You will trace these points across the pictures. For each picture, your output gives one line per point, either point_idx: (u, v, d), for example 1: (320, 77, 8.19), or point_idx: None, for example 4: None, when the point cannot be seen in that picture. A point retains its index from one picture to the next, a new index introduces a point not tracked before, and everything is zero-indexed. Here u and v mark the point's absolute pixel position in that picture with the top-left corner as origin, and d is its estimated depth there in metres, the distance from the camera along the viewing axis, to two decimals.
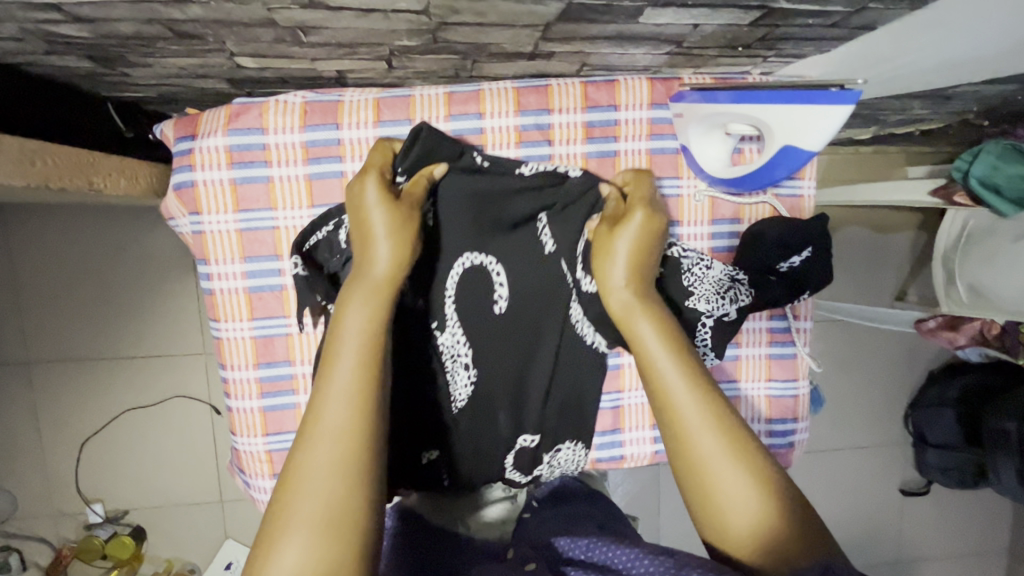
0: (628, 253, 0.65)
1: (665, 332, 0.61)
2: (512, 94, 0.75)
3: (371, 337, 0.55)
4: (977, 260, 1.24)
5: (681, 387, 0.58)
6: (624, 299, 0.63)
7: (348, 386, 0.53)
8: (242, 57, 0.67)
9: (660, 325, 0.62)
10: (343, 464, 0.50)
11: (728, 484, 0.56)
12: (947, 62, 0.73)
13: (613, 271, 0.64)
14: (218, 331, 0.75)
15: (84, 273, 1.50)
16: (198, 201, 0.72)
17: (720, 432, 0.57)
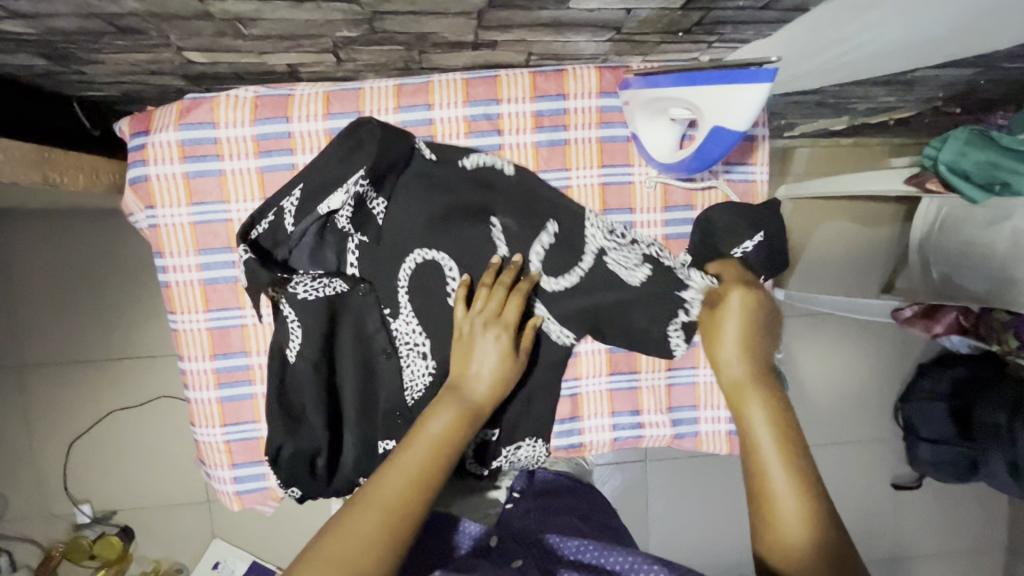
0: (741, 325, 0.69)
1: (770, 399, 0.64)
2: (461, 85, 0.76)
3: (446, 442, 0.63)
4: (952, 247, 1.23)
5: (770, 441, 0.61)
6: (736, 373, 0.67)
7: (430, 449, 0.61)
8: (190, 52, 0.68)
9: (766, 394, 0.64)
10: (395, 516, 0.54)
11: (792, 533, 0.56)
12: (892, 43, 0.73)
13: (727, 338, 0.69)
14: (175, 323, 0.76)
15: (71, 276, 1.53)
16: (151, 196, 0.73)
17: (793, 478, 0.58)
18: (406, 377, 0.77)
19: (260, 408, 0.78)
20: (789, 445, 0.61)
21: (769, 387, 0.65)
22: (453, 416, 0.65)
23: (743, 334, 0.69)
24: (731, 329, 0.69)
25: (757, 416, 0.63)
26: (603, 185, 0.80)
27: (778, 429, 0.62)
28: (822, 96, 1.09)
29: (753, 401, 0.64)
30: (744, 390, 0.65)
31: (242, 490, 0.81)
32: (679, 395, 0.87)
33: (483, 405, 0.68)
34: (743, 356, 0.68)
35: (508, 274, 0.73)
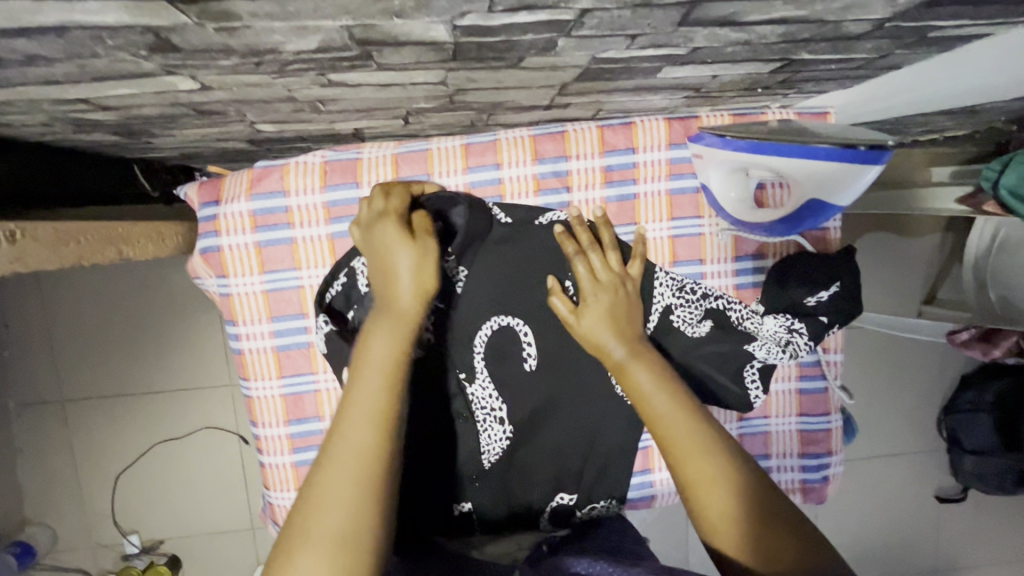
0: (609, 310, 0.68)
1: (653, 366, 0.64)
2: (529, 142, 0.75)
3: (399, 361, 0.56)
4: (1010, 269, 1.19)
5: (675, 412, 0.60)
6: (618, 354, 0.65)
7: (374, 414, 0.53)
8: (263, 124, 0.68)
9: (649, 363, 0.64)
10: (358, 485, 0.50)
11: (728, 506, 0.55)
12: (977, 89, 0.71)
13: (595, 325, 0.67)
14: (248, 390, 0.76)
15: (113, 312, 1.54)
16: (224, 265, 0.73)
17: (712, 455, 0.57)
18: (483, 441, 0.77)
19: None
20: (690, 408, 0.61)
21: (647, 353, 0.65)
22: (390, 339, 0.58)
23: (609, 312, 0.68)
24: (596, 318, 0.67)
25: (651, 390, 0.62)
26: (673, 237, 0.79)
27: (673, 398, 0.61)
28: (879, 124, 1.06)
29: (640, 372, 0.63)
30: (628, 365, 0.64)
31: None
32: (752, 445, 0.85)
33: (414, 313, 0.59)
34: (618, 334, 0.66)
35: (585, 232, 0.72)
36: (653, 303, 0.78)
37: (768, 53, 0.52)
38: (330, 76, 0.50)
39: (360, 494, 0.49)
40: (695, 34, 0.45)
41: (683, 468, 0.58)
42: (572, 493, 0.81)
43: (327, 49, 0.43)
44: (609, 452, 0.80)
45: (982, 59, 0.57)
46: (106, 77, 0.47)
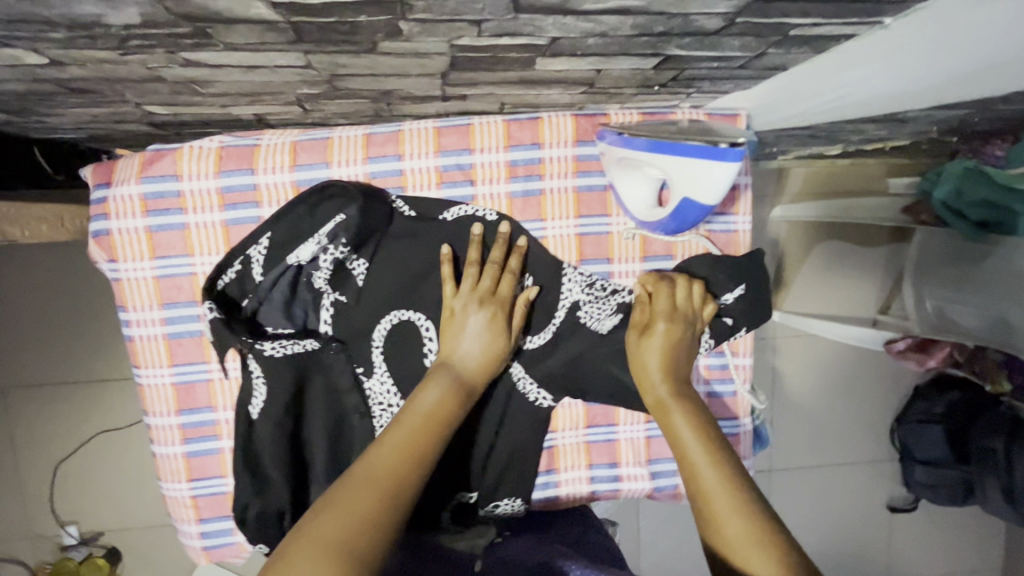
0: (662, 347, 0.70)
1: (690, 409, 0.66)
2: (432, 134, 0.74)
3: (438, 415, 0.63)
4: (947, 280, 1.20)
5: (698, 446, 0.62)
6: (658, 394, 0.68)
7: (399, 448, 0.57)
8: (151, 106, 0.66)
9: (689, 407, 0.66)
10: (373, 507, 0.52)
11: (737, 534, 0.54)
12: (879, 93, 0.70)
13: (647, 357, 0.70)
14: (140, 377, 0.77)
15: (52, 300, 1.51)
16: (114, 249, 0.73)
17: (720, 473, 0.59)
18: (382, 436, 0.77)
19: (227, 463, 0.80)
20: (711, 445, 0.62)
21: (688, 400, 0.67)
22: (443, 398, 0.65)
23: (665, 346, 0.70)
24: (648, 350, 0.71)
25: (682, 426, 0.64)
26: (580, 235, 0.79)
27: (706, 441, 0.62)
28: (813, 130, 1.06)
29: (675, 411, 0.66)
30: (667, 407, 0.67)
31: (208, 544, 0.83)
32: (659, 446, 0.86)
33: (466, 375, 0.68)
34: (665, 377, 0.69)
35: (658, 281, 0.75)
36: (562, 298, 0.78)
37: (635, 47, 0.51)
38: (182, 55, 0.49)
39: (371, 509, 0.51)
40: (543, 23, 0.45)
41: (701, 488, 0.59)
42: (474, 491, 0.81)
43: (154, 23, 0.42)
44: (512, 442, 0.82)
45: (861, 61, 0.57)
46: None
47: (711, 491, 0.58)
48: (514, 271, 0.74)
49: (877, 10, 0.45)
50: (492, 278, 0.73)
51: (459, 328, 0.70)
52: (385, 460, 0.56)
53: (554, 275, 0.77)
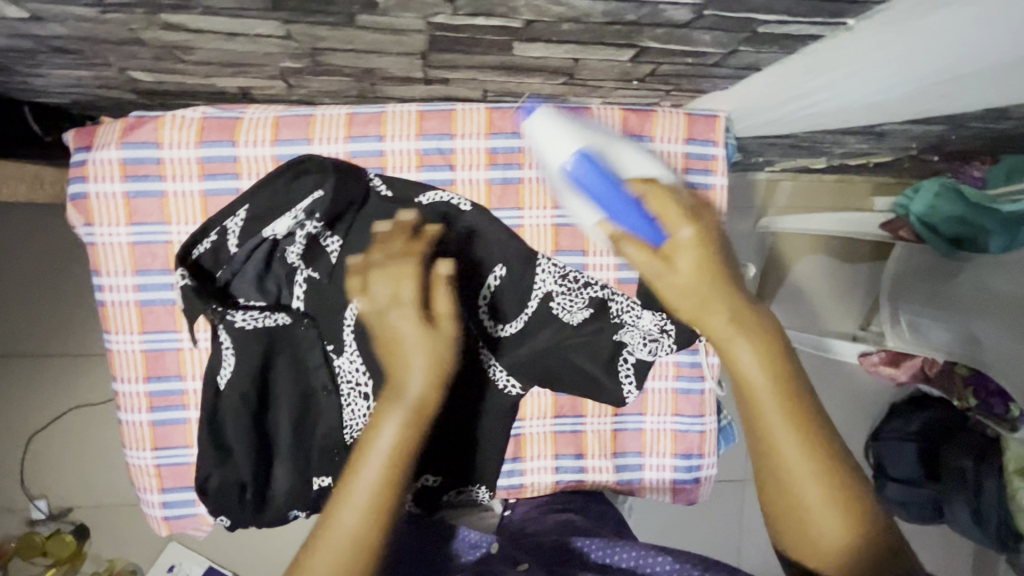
0: (698, 258, 0.57)
1: (761, 344, 0.56)
2: (415, 118, 0.76)
3: (405, 448, 0.55)
4: (919, 295, 1.21)
5: (773, 397, 0.55)
6: (714, 320, 0.56)
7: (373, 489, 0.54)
8: (134, 72, 0.67)
9: (757, 338, 0.56)
10: (351, 556, 0.53)
11: (813, 502, 0.53)
12: (852, 101, 0.72)
13: (686, 276, 0.57)
14: (110, 343, 0.77)
15: (36, 272, 1.51)
16: (90, 214, 0.73)
17: (803, 443, 0.54)
18: (347, 416, 0.76)
19: (193, 434, 0.80)
20: (787, 395, 0.55)
21: (756, 324, 0.56)
22: (397, 424, 0.55)
23: (702, 259, 0.57)
24: (687, 266, 0.57)
25: (753, 370, 0.55)
26: (557, 226, 0.80)
27: (780, 394, 0.55)
28: (794, 140, 1.08)
29: (742, 344, 0.56)
30: (733, 340, 0.56)
31: (169, 514, 0.83)
32: (625, 439, 0.88)
33: (429, 400, 0.56)
34: (718, 297, 0.56)
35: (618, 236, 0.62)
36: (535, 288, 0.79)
37: (609, 36, 0.52)
38: (163, 17, 0.50)
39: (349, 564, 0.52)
40: (516, 4, 0.46)
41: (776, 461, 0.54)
42: (437, 476, 0.80)
43: None
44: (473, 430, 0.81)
45: (830, 65, 0.58)
46: None
47: (788, 460, 0.54)
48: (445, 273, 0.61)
49: (839, 10, 0.47)
50: (397, 281, 0.59)
51: (405, 347, 0.56)
52: (355, 508, 0.53)
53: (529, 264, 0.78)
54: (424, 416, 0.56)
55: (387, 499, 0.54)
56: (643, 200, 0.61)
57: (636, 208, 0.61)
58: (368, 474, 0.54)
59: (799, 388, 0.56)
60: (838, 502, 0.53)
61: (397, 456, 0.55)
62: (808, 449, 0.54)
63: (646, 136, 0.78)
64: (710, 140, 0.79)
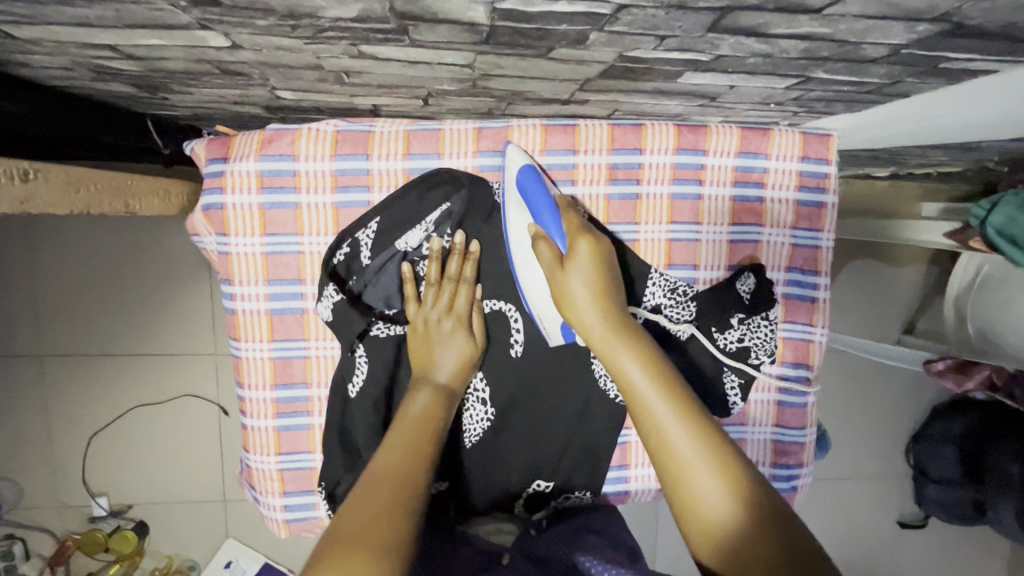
0: (587, 272, 0.69)
1: (638, 350, 0.65)
2: (540, 132, 0.77)
3: (429, 417, 0.69)
4: (990, 304, 1.23)
5: (653, 393, 0.61)
6: (601, 332, 0.66)
7: (403, 445, 0.64)
8: (283, 91, 0.68)
9: (636, 348, 0.65)
10: (379, 502, 0.55)
11: (699, 482, 0.56)
12: (976, 123, 0.73)
13: (575, 286, 0.68)
14: (237, 350, 0.81)
15: (99, 273, 1.52)
16: (226, 223, 0.76)
17: (695, 440, 0.58)
18: (466, 420, 0.83)
19: (316, 439, 0.83)
20: (668, 388, 0.62)
21: (634, 339, 0.66)
22: (431, 397, 0.71)
23: (589, 271, 0.69)
24: (579, 277, 0.69)
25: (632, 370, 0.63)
26: (671, 241, 0.82)
27: (662, 392, 0.61)
28: (878, 152, 1.09)
29: (622, 352, 0.65)
30: (614, 349, 0.65)
31: (290, 517, 0.86)
32: None
33: (455, 384, 0.75)
34: (601, 310, 0.68)
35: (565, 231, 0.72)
36: (643, 300, 0.81)
37: (786, 68, 0.54)
38: (361, 47, 0.51)
39: (381, 504, 0.55)
40: (720, 42, 0.47)
41: (671, 459, 0.58)
42: (548, 481, 0.85)
43: (366, 18, 0.44)
44: (584, 433, 0.85)
45: (985, 94, 0.60)
46: (141, 25, 0.47)
47: (677, 451, 0.58)
48: (469, 279, 0.78)
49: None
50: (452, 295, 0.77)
51: (439, 345, 0.76)
52: (389, 458, 0.62)
53: (640, 279, 0.81)
54: (450, 394, 0.74)
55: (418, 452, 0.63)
56: (563, 211, 0.73)
57: (554, 215, 0.73)
58: (388, 449, 0.63)
59: (680, 387, 0.62)
60: (721, 482, 0.56)
61: (424, 424, 0.67)
62: (703, 445, 0.58)
63: (761, 154, 0.80)
64: (823, 159, 0.81)
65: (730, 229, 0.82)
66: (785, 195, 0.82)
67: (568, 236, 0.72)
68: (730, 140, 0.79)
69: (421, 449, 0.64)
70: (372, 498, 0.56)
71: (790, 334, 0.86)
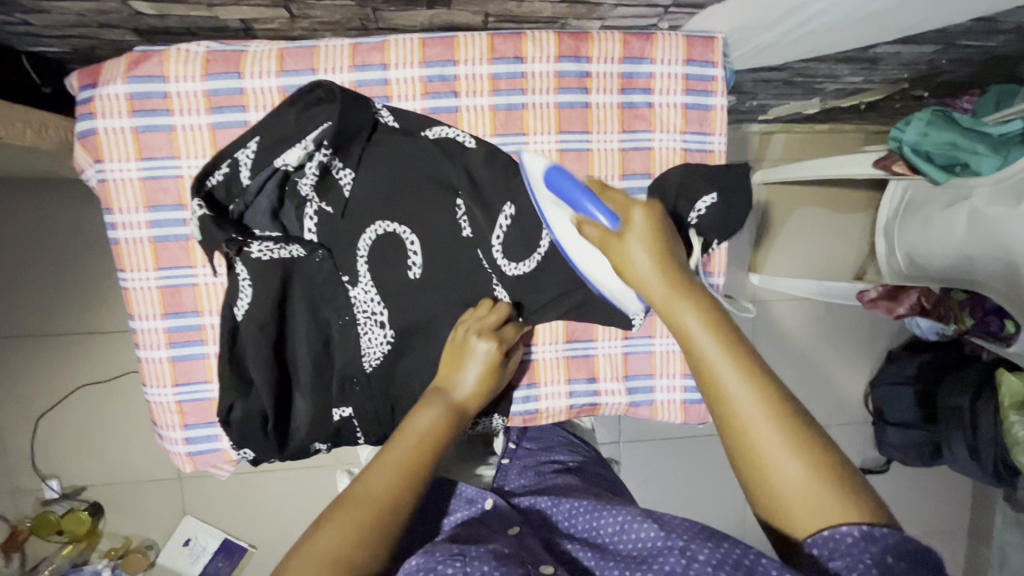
0: (650, 239, 0.60)
1: (765, 389, 0.52)
2: (418, 44, 0.76)
3: (436, 434, 0.64)
4: (917, 227, 1.23)
5: (727, 366, 0.53)
6: (658, 291, 0.58)
7: (397, 459, 0.60)
8: (138, 2, 0.67)
9: (694, 299, 0.57)
10: (353, 538, 0.52)
11: (788, 467, 0.49)
12: (845, 18, 0.74)
13: (637, 259, 0.60)
14: (125, 282, 0.76)
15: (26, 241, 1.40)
16: (100, 149, 0.73)
17: (767, 406, 0.51)
18: (364, 345, 0.79)
19: (213, 369, 0.79)
20: (736, 355, 0.54)
21: (695, 288, 0.58)
22: (440, 415, 0.66)
23: (646, 240, 0.60)
24: (637, 244, 0.60)
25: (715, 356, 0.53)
26: (561, 150, 0.81)
27: (724, 349, 0.54)
28: (789, 74, 1.08)
29: (685, 310, 0.56)
30: (768, 434, 0.50)
31: (193, 452, 0.81)
32: (637, 362, 0.88)
33: (469, 405, 0.70)
34: (657, 268, 0.59)
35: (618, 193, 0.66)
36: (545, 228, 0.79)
37: None
38: None
39: (353, 542, 0.52)
40: None
41: (730, 415, 0.52)
42: None
43: None
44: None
45: None
46: None
47: (744, 411, 0.51)
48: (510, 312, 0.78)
49: None
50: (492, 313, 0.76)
51: (465, 362, 0.72)
52: (380, 477, 0.58)
53: (534, 201, 0.79)
54: (462, 416, 0.68)
55: (409, 478, 0.59)
56: (601, 196, 0.65)
57: (592, 198, 0.65)
58: (388, 458, 0.60)
59: (772, 380, 0.53)
60: (820, 473, 0.48)
61: (420, 455, 0.61)
62: (773, 409, 0.51)
63: (646, 58, 0.80)
64: (709, 61, 0.81)
65: (621, 137, 0.82)
66: (672, 100, 0.82)
67: (615, 212, 0.63)
68: (612, 46, 0.79)
69: (413, 471, 0.60)
70: (353, 531, 0.53)
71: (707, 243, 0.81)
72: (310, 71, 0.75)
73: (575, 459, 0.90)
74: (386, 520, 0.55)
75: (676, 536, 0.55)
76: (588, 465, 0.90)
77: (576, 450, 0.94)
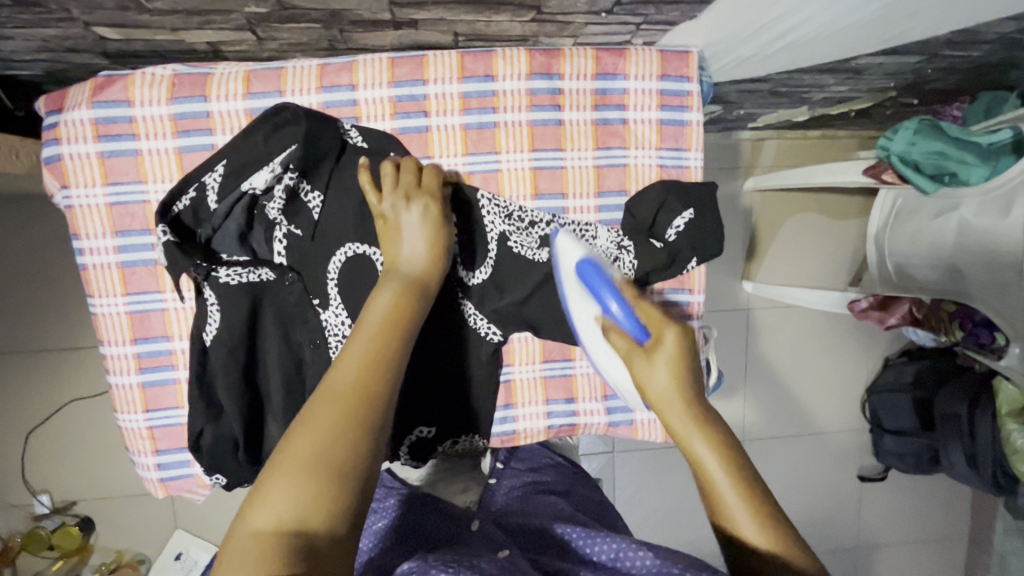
0: (677, 362, 0.58)
1: (762, 512, 0.53)
2: (386, 65, 0.75)
3: (395, 322, 0.58)
4: (908, 236, 1.20)
5: (733, 493, 0.53)
6: (673, 410, 0.57)
7: (365, 373, 0.52)
8: (100, 28, 0.67)
9: (707, 425, 0.57)
10: (313, 479, 0.45)
11: None
12: (820, 33, 0.72)
13: (656, 375, 0.58)
14: (93, 307, 0.76)
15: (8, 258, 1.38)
16: (65, 175, 0.72)
17: (766, 532, 0.52)
18: None
19: (184, 394, 0.78)
20: (744, 483, 0.54)
21: (707, 418, 0.57)
22: (393, 296, 0.61)
23: (670, 358, 0.58)
24: (658, 358, 0.59)
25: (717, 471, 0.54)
26: (534, 169, 0.80)
27: (730, 469, 0.54)
28: (773, 85, 1.07)
29: (697, 438, 0.56)
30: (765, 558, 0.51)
31: (166, 478, 0.80)
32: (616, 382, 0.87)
33: (422, 275, 0.66)
34: (676, 382, 0.58)
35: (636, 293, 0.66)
36: (487, 232, 0.78)
37: None
38: None
39: (307, 484, 0.45)
40: None
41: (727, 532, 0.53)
42: (429, 426, 0.82)
43: None
44: (464, 381, 0.82)
45: None
46: None
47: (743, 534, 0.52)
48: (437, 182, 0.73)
49: None
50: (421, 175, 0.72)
51: (397, 234, 0.68)
52: (347, 385, 0.51)
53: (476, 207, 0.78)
54: (420, 292, 0.64)
55: (378, 384, 0.52)
56: (628, 297, 0.65)
57: (619, 300, 0.64)
58: (349, 363, 0.53)
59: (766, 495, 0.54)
60: None
61: (390, 331, 0.57)
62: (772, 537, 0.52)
63: (619, 75, 0.79)
64: (684, 76, 0.80)
65: (595, 154, 0.81)
66: (647, 116, 0.81)
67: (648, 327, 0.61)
68: (585, 63, 0.78)
69: (378, 369, 0.53)
70: (307, 469, 0.46)
71: (685, 263, 0.80)
72: (276, 93, 0.74)
73: (563, 481, 0.90)
74: (347, 445, 0.48)
75: (670, 563, 0.54)
76: (575, 488, 0.89)
77: (564, 472, 0.93)
